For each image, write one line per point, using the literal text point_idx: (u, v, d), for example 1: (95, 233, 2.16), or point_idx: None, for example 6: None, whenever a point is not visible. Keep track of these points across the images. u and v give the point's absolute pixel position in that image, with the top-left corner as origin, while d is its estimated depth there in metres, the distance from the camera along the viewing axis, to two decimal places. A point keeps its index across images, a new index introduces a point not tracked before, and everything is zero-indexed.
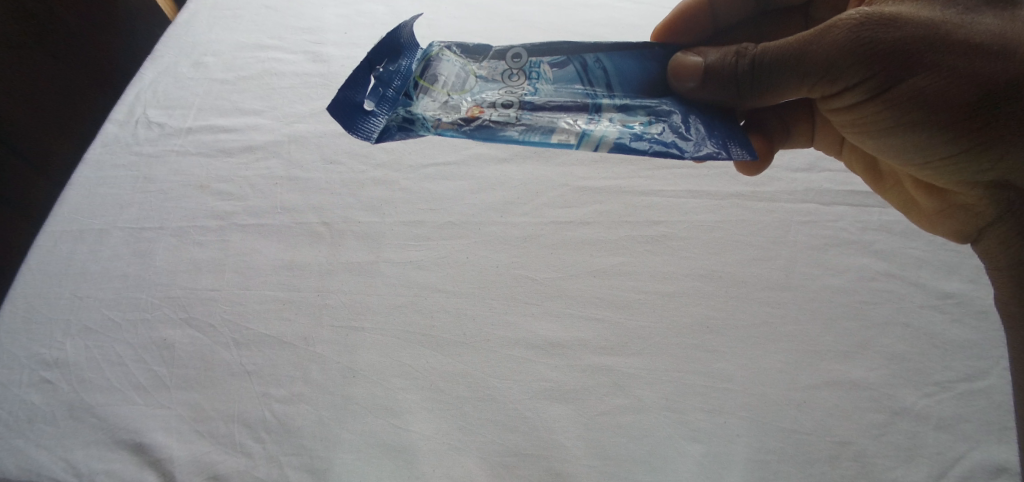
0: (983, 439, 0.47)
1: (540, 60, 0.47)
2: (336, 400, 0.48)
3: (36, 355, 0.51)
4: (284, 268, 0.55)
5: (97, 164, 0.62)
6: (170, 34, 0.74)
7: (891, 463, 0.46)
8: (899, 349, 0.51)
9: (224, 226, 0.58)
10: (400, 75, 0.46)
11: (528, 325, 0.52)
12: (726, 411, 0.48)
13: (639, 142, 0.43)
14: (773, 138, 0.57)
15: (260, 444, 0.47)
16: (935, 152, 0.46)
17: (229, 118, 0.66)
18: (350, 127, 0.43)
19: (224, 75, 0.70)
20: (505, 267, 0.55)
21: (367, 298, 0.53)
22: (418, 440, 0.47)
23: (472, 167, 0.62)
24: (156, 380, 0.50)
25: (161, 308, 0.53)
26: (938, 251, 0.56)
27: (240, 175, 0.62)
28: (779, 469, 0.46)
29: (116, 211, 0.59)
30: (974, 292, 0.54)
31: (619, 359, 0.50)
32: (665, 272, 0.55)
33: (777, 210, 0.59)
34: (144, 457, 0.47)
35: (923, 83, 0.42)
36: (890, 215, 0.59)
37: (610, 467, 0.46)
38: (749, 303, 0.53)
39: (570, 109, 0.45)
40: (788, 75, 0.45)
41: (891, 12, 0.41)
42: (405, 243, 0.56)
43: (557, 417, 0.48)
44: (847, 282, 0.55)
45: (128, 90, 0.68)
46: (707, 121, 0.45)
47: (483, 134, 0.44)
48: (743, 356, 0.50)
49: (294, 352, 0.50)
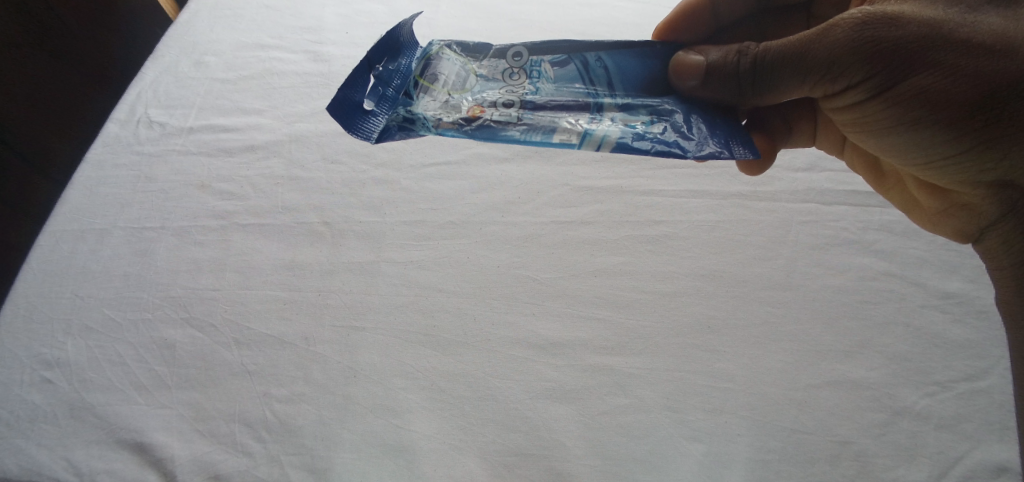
0: (983, 439, 0.47)
1: (541, 58, 0.47)
2: (336, 400, 0.48)
3: (36, 355, 0.51)
4: (285, 268, 0.55)
5: (97, 164, 0.62)
6: (170, 34, 0.74)
7: (892, 463, 0.46)
8: (900, 349, 0.51)
9: (224, 226, 0.58)
10: (399, 74, 0.46)
11: (528, 325, 0.52)
12: (726, 411, 0.48)
13: (640, 142, 0.43)
14: (773, 137, 0.57)
15: (261, 444, 0.47)
16: (936, 151, 0.46)
17: (230, 118, 0.66)
18: (349, 126, 0.43)
19: (224, 75, 0.70)
20: (506, 266, 0.55)
21: (367, 298, 0.53)
22: (418, 439, 0.47)
23: (473, 167, 0.62)
24: (156, 380, 0.50)
25: (162, 308, 0.53)
26: (939, 251, 0.56)
27: (241, 174, 0.62)
28: (780, 468, 0.46)
29: (116, 211, 0.59)
30: (975, 291, 0.54)
31: (619, 359, 0.50)
32: (665, 272, 0.55)
33: (778, 209, 0.59)
34: (144, 457, 0.47)
35: (925, 82, 0.42)
36: (890, 214, 0.59)
37: (610, 467, 0.46)
38: (750, 303, 0.53)
39: (571, 109, 0.45)
40: (789, 75, 0.45)
41: (892, 11, 0.41)
42: (405, 243, 0.56)
43: (558, 417, 0.48)
44: (847, 282, 0.55)
45: (129, 90, 0.68)
46: (709, 120, 0.45)
47: (484, 134, 0.44)
48: (743, 356, 0.50)
49: (295, 351, 0.50)
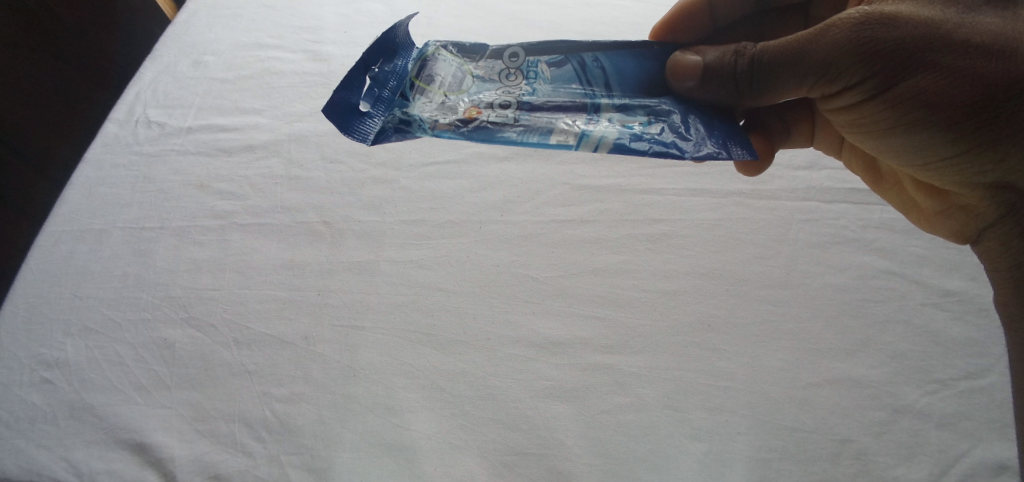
0: (984, 437, 0.47)
1: (538, 59, 0.46)
2: (336, 400, 0.48)
3: (35, 355, 0.51)
4: (285, 268, 0.55)
5: (97, 164, 0.62)
6: (169, 34, 0.73)
7: (893, 461, 0.46)
8: (900, 347, 0.51)
9: (224, 225, 0.58)
10: (394, 75, 0.46)
11: (529, 324, 0.51)
12: (726, 410, 0.48)
13: (638, 143, 0.43)
14: (772, 137, 0.57)
15: (261, 444, 0.47)
16: (934, 153, 0.46)
17: (229, 118, 0.66)
18: (344, 127, 0.43)
19: (223, 75, 0.70)
20: (506, 265, 0.55)
21: (367, 297, 0.53)
22: (418, 439, 0.47)
23: (473, 166, 0.62)
24: (156, 380, 0.50)
25: (162, 308, 0.53)
26: (939, 249, 0.56)
27: (241, 174, 0.61)
28: (781, 467, 0.46)
29: (116, 211, 0.59)
30: (975, 289, 0.54)
31: (619, 358, 0.50)
32: (665, 271, 0.55)
33: (777, 208, 0.59)
34: (144, 457, 0.47)
35: (923, 83, 0.42)
36: (890, 213, 0.59)
37: (611, 466, 0.46)
38: (750, 301, 0.53)
39: (568, 109, 0.45)
40: (787, 75, 0.44)
41: (890, 11, 0.41)
42: (405, 242, 0.56)
43: (559, 416, 0.48)
44: (847, 281, 0.54)
45: (128, 90, 0.68)
46: (707, 121, 0.45)
47: (481, 134, 0.44)
48: (744, 355, 0.50)
49: (295, 351, 0.50)
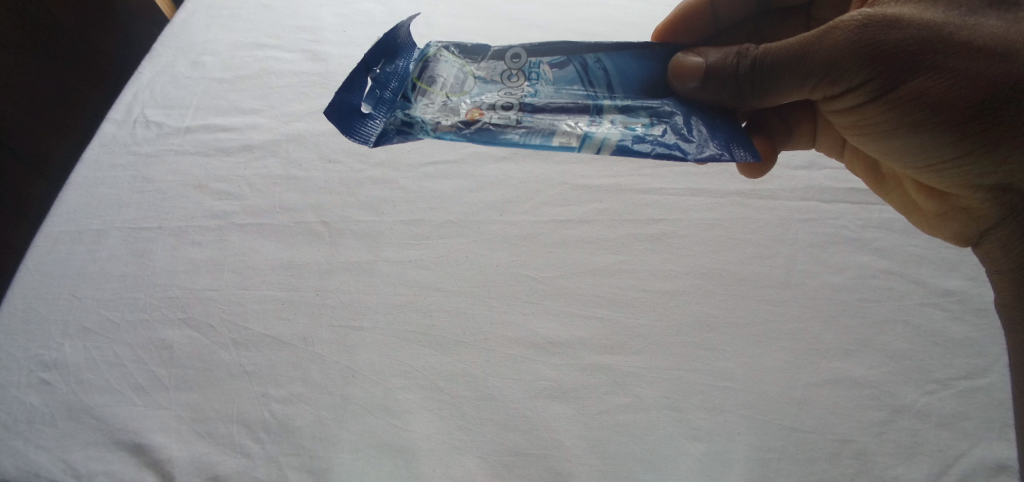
0: (983, 437, 0.47)
1: (540, 60, 0.46)
2: (335, 400, 0.48)
3: (34, 356, 0.51)
4: (284, 268, 0.55)
5: (95, 164, 0.62)
6: (167, 34, 0.73)
7: (892, 461, 0.46)
8: (900, 346, 0.51)
9: (223, 226, 0.58)
10: (396, 76, 0.46)
11: (528, 324, 0.51)
12: (726, 410, 0.48)
13: (641, 144, 0.42)
14: (773, 138, 0.57)
15: (259, 445, 0.47)
16: (936, 155, 0.45)
17: (227, 118, 0.66)
18: (346, 129, 0.43)
19: (222, 75, 0.70)
20: (505, 266, 0.55)
21: (366, 298, 0.53)
22: (418, 439, 0.47)
23: (472, 166, 0.62)
24: (155, 381, 0.49)
25: (160, 309, 0.53)
26: (939, 248, 0.56)
27: (239, 174, 0.61)
28: (780, 467, 0.46)
29: (114, 211, 0.59)
30: (974, 289, 0.54)
31: (619, 358, 0.50)
32: (664, 270, 0.55)
33: (777, 207, 0.59)
34: (143, 458, 0.47)
35: (924, 85, 0.42)
36: (890, 213, 0.59)
37: (609, 467, 0.46)
38: (749, 301, 0.53)
39: (570, 111, 0.44)
40: (788, 77, 0.44)
41: (894, 13, 0.41)
42: (404, 242, 0.56)
43: (558, 416, 0.48)
44: (847, 280, 0.54)
45: (126, 90, 0.68)
46: (709, 122, 0.45)
47: (483, 136, 0.43)
48: (743, 355, 0.50)
49: (294, 352, 0.50)
